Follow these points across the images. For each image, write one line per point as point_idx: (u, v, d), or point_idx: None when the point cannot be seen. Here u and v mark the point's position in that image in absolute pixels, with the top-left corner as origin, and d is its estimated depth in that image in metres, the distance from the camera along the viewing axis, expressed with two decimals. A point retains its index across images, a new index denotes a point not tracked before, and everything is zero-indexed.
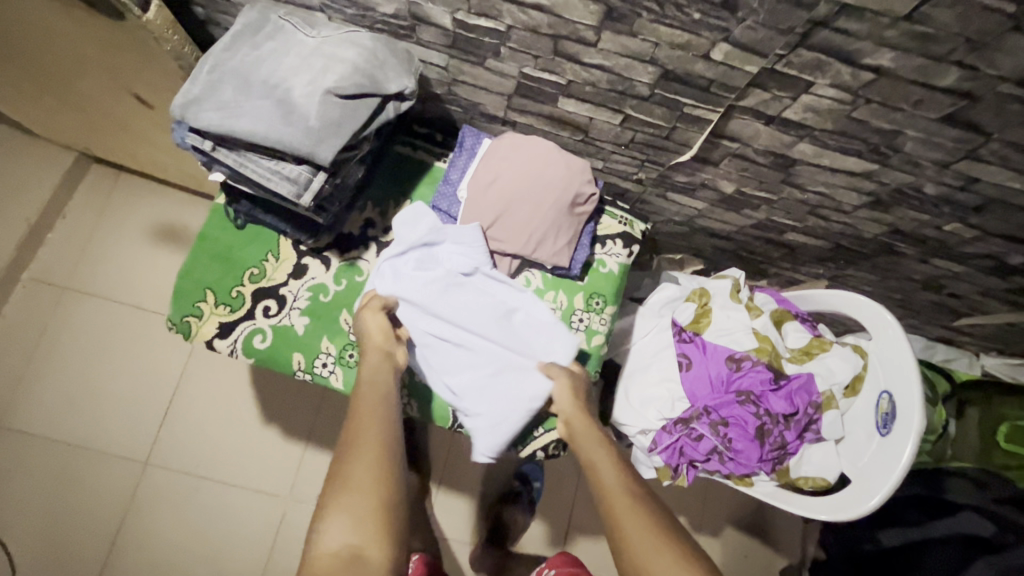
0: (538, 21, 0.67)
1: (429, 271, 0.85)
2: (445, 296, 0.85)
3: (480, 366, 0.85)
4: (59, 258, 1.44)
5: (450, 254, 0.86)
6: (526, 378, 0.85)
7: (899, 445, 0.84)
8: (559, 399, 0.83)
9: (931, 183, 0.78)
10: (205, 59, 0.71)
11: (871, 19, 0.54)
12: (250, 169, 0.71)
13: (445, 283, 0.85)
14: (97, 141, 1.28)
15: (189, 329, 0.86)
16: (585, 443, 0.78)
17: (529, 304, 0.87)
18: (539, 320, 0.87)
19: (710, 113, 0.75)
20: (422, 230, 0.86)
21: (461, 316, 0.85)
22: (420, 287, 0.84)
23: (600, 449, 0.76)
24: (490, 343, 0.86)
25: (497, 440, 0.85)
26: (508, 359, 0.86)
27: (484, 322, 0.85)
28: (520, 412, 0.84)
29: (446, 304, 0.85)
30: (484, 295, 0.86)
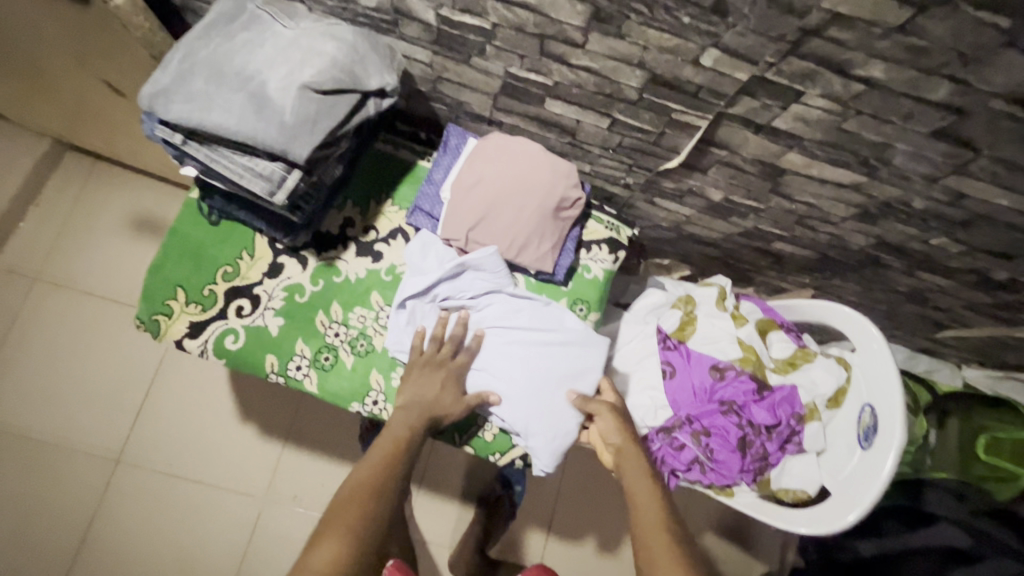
0: (524, 19, 0.65)
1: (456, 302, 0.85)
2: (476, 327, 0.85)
3: (524, 389, 0.83)
4: (31, 248, 1.39)
5: (472, 280, 0.85)
6: (566, 390, 0.83)
7: (879, 459, 0.84)
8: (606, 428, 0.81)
9: (920, 198, 0.77)
10: (176, 47, 0.68)
11: (862, 29, 0.53)
12: (222, 165, 0.68)
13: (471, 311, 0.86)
14: (72, 128, 1.23)
15: (157, 328, 0.83)
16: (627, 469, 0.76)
17: (557, 315, 0.87)
18: (568, 334, 0.85)
19: (698, 120, 0.73)
20: (433, 262, 0.85)
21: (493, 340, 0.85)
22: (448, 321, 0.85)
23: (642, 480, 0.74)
24: (527, 362, 0.84)
25: (554, 455, 0.82)
26: (547, 376, 0.83)
27: (517, 346, 0.85)
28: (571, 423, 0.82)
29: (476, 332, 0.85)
30: (512, 318, 0.86)
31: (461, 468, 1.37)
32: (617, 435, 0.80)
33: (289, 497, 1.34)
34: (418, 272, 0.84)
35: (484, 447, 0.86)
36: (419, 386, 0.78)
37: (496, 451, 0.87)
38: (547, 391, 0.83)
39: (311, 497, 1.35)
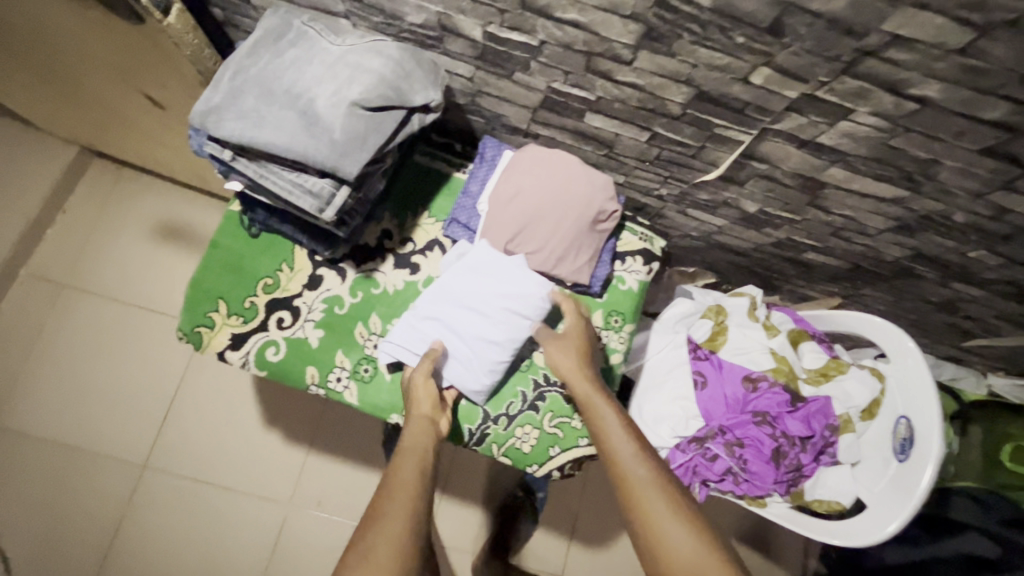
0: (573, 37, 0.65)
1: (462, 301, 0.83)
2: (474, 310, 0.83)
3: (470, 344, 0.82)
4: (59, 254, 1.41)
5: (484, 282, 0.83)
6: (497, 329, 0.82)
7: (916, 471, 0.84)
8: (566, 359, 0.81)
9: (962, 212, 0.77)
10: (226, 66, 0.69)
11: (922, 51, 0.53)
12: (271, 181, 0.68)
13: (475, 312, 0.83)
14: (102, 135, 1.24)
15: (200, 339, 0.84)
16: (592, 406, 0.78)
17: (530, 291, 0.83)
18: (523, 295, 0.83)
19: (742, 135, 0.73)
20: (458, 267, 0.85)
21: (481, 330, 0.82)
22: (448, 314, 0.83)
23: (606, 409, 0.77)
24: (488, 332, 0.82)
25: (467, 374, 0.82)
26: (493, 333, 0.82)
27: (503, 310, 0.82)
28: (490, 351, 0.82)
29: (468, 323, 0.82)
30: (503, 285, 0.83)
31: (483, 474, 1.37)
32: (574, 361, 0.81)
33: (312, 503, 1.35)
34: (445, 278, 0.85)
35: (521, 458, 0.87)
36: (416, 398, 0.79)
37: (534, 463, 0.87)
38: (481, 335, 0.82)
39: (335, 502, 1.35)
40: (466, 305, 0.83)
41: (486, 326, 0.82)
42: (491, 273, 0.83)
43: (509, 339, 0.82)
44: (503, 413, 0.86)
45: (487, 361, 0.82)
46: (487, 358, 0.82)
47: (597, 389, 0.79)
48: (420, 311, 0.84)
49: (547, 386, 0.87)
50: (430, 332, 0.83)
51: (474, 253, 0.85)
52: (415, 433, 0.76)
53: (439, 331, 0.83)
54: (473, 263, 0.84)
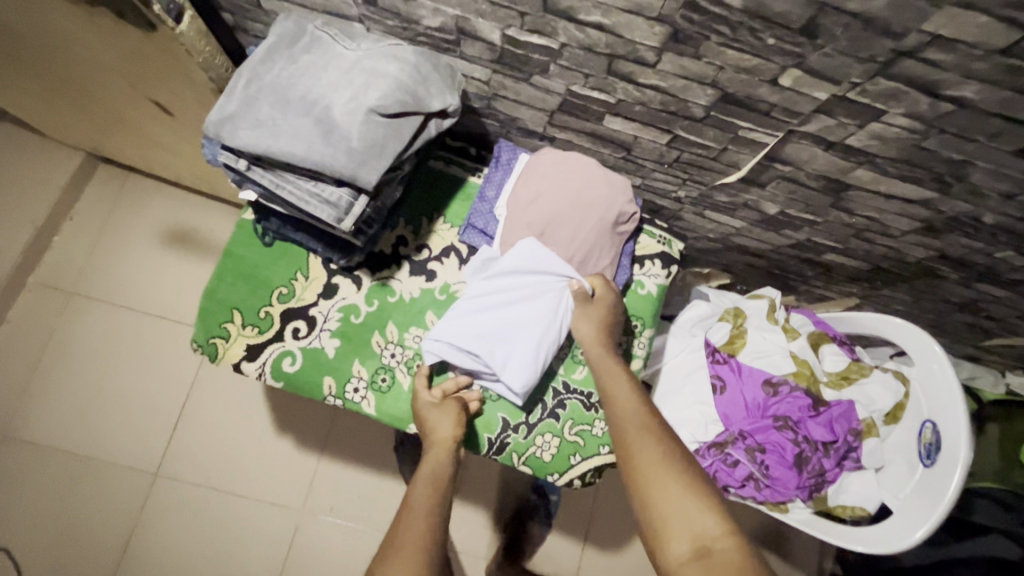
0: (595, 40, 0.63)
1: (505, 299, 0.82)
2: (513, 312, 0.82)
3: (519, 341, 0.81)
4: (67, 261, 1.40)
5: (526, 277, 0.82)
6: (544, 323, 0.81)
7: (940, 475, 0.83)
8: (582, 329, 0.81)
9: (991, 213, 0.75)
10: (240, 73, 0.68)
11: (962, 51, 0.51)
12: (287, 191, 0.67)
13: (518, 308, 0.81)
14: (109, 141, 1.23)
15: (214, 350, 0.83)
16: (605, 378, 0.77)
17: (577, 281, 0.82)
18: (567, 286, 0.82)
19: (766, 137, 0.72)
20: (495, 266, 0.83)
21: (528, 326, 0.81)
22: (490, 315, 0.81)
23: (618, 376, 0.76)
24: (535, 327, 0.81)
25: (521, 373, 0.79)
26: (541, 328, 0.81)
27: (547, 303, 0.81)
28: (539, 347, 0.80)
29: (513, 321, 0.81)
30: (546, 278, 0.82)
31: (496, 478, 1.36)
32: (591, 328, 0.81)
33: (325, 508, 1.34)
34: (480, 282, 0.83)
35: (542, 467, 0.86)
36: (432, 422, 0.79)
37: (555, 471, 0.86)
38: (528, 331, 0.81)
39: (347, 508, 1.34)
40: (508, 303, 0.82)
41: (532, 322, 0.81)
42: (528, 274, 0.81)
43: (556, 333, 0.81)
44: (523, 421, 0.85)
45: (530, 363, 0.80)
46: (530, 359, 0.80)
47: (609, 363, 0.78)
48: (459, 317, 0.81)
49: (567, 394, 0.86)
50: (476, 332, 0.81)
51: (506, 257, 0.82)
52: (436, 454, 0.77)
53: (482, 332, 0.81)
54: (511, 261, 0.82)
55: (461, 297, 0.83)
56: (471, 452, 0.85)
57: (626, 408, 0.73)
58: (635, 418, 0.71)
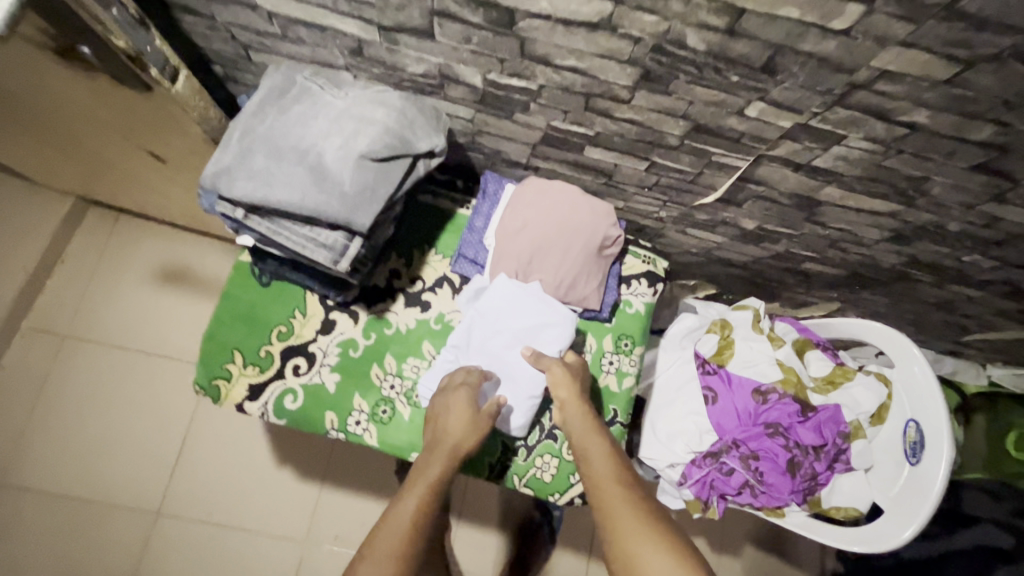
0: (571, 81, 0.67)
1: (489, 344, 0.84)
2: (500, 346, 0.83)
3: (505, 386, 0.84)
4: (61, 305, 1.41)
5: (507, 323, 0.83)
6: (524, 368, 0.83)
7: (928, 473, 0.86)
8: (555, 385, 0.81)
9: (955, 222, 0.79)
10: (233, 126, 0.71)
11: (911, 83, 0.55)
12: (285, 236, 0.69)
13: (500, 353, 0.84)
14: (100, 184, 1.25)
15: (218, 392, 0.84)
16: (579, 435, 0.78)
17: (559, 325, 0.84)
18: (548, 331, 0.84)
19: (738, 161, 0.75)
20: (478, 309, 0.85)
21: (511, 371, 0.83)
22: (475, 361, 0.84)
23: (593, 438, 0.77)
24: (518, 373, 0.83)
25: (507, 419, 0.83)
26: (524, 374, 0.83)
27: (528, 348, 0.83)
28: (523, 392, 0.83)
29: (496, 364, 0.84)
30: (525, 323, 0.83)
31: (499, 498, 1.37)
32: (565, 391, 0.80)
33: (329, 537, 1.34)
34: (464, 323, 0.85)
35: (543, 487, 0.88)
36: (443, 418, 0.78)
37: (555, 491, 0.88)
38: (512, 375, 0.83)
39: (352, 536, 1.35)
40: (490, 348, 0.84)
41: (515, 367, 0.83)
42: (510, 311, 0.83)
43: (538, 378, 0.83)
44: (522, 443, 0.88)
45: (518, 399, 0.83)
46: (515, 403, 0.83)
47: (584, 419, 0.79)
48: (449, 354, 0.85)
49: None
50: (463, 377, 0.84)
51: (489, 295, 0.85)
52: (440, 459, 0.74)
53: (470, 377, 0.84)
54: (491, 305, 0.84)
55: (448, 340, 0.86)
56: (474, 476, 0.86)
57: (602, 476, 0.73)
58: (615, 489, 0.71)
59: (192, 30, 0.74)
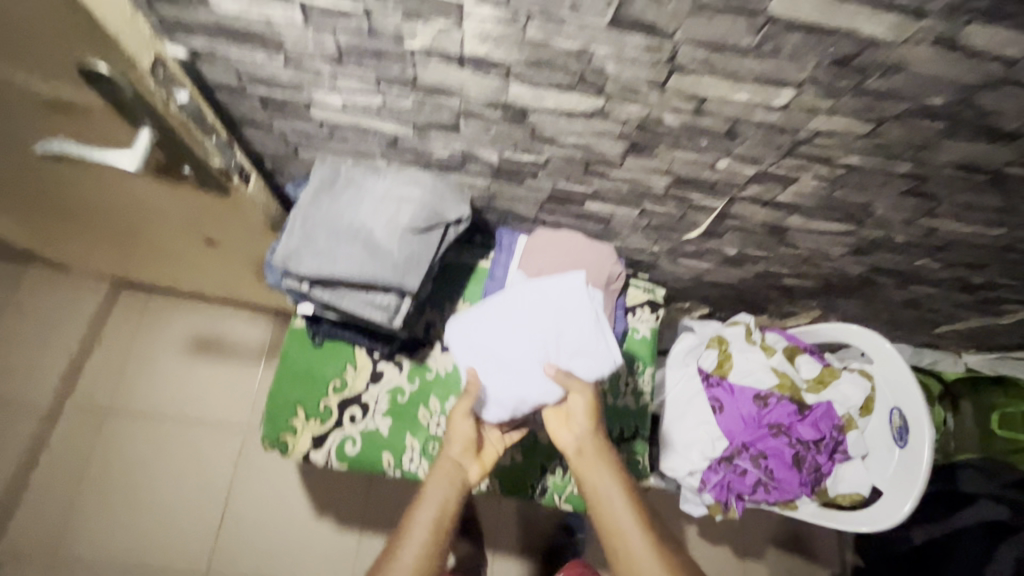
0: (572, 153, 0.82)
1: (515, 335, 0.84)
2: (534, 345, 0.83)
3: (504, 377, 0.84)
4: (102, 384, 1.50)
5: (541, 329, 0.83)
6: (535, 374, 0.83)
7: (915, 453, 0.98)
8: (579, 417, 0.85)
9: (901, 235, 0.94)
10: (293, 215, 0.84)
11: (840, 137, 0.70)
12: (346, 302, 0.83)
13: (520, 350, 0.84)
14: (141, 267, 1.36)
15: (285, 445, 0.95)
16: (594, 463, 0.84)
17: (592, 358, 0.82)
18: (577, 359, 0.83)
19: (716, 202, 0.90)
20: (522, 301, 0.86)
21: (520, 369, 0.84)
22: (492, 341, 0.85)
23: (610, 480, 0.82)
24: (524, 374, 0.84)
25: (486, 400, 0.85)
26: (531, 378, 0.83)
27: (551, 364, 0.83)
28: (522, 392, 0.83)
29: (506, 356, 0.84)
30: (561, 339, 0.83)
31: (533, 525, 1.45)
32: (587, 423, 0.85)
33: None
34: (504, 307, 0.87)
35: (581, 501, 0.99)
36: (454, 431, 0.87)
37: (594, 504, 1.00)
38: (519, 375, 0.84)
39: None
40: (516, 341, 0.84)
41: (526, 370, 0.83)
42: (561, 318, 0.83)
43: (545, 389, 0.83)
44: (558, 465, 1.00)
45: (522, 394, 0.83)
46: (510, 397, 0.84)
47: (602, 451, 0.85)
48: (492, 307, 0.88)
49: None
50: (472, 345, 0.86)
51: (537, 293, 0.86)
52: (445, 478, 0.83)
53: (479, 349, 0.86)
54: (536, 303, 0.85)
55: (475, 309, 0.88)
56: (520, 499, 0.99)
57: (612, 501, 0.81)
58: (635, 534, 0.77)
59: (251, 137, 0.88)
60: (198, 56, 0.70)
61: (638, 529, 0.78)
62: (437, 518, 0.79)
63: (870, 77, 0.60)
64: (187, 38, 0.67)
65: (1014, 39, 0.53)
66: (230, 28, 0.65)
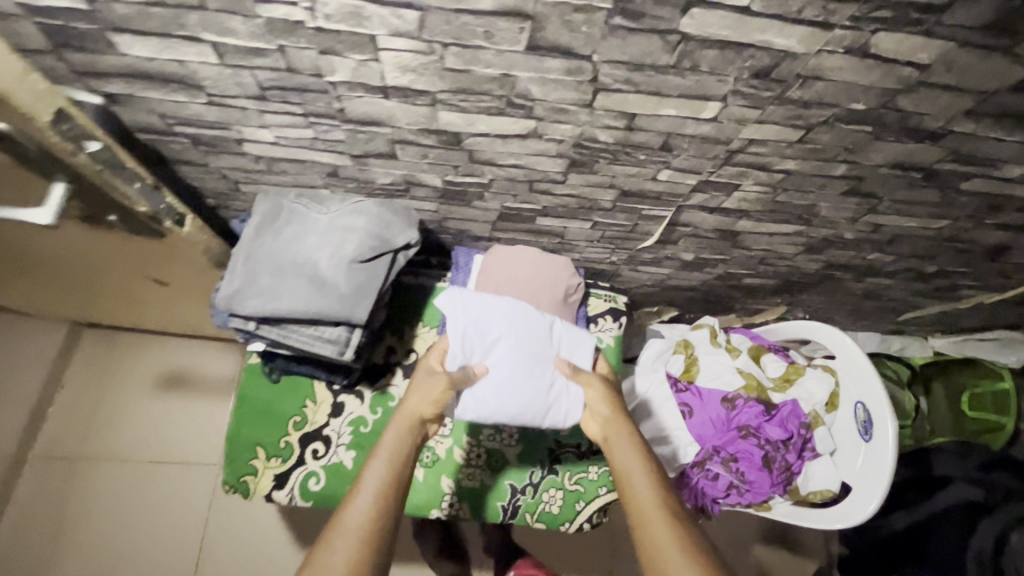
0: (514, 173, 0.81)
1: (525, 350, 0.86)
2: (546, 374, 0.85)
3: (500, 381, 0.84)
4: (67, 430, 1.45)
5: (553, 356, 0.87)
6: (533, 390, 0.84)
7: (880, 446, 0.99)
8: (597, 403, 0.83)
9: (849, 232, 0.95)
10: (236, 254, 0.82)
11: (774, 145, 0.71)
12: (295, 339, 0.81)
13: (527, 365, 0.85)
14: (96, 309, 1.33)
15: (246, 487, 0.92)
16: (618, 439, 0.77)
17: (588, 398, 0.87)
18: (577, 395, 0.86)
19: (664, 212, 0.90)
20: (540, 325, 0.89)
21: (519, 380, 0.84)
22: (498, 346, 0.86)
23: (640, 461, 0.73)
24: (522, 386, 0.84)
25: (474, 396, 0.83)
26: (527, 392, 0.84)
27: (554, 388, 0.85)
28: (514, 401, 0.83)
29: (509, 364, 0.85)
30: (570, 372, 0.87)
31: None
32: (609, 408, 0.82)
33: None
34: (522, 320, 0.88)
35: (553, 519, 0.98)
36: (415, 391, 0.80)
37: (566, 521, 0.99)
38: (517, 384, 0.84)
39: None
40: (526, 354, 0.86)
41: (526, 384, 0.84)
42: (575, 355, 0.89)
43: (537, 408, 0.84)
44: (529, 483, 0.99)
45: (514, 401, 0.83)
46: (502, 403, 0.83)
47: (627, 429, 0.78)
48: (510, 311, 0.88)
49: (561, 450, 1.01)
50: (479, 339, 0.86)
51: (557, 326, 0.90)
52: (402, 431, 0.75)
53: (484, 348, 0.86)
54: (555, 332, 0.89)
55: (489, 307, 0.88)
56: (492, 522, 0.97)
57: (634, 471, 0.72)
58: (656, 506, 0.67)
59: (188, 175, 0.86)
60: (116, 100, 0.68)
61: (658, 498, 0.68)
62: (391, 470, 0.71)
63: (791, 87, 0.60)
64: (102, 84, 0.65)
65: (922, 44, 0.53)
66: (144, 72, 0.63)
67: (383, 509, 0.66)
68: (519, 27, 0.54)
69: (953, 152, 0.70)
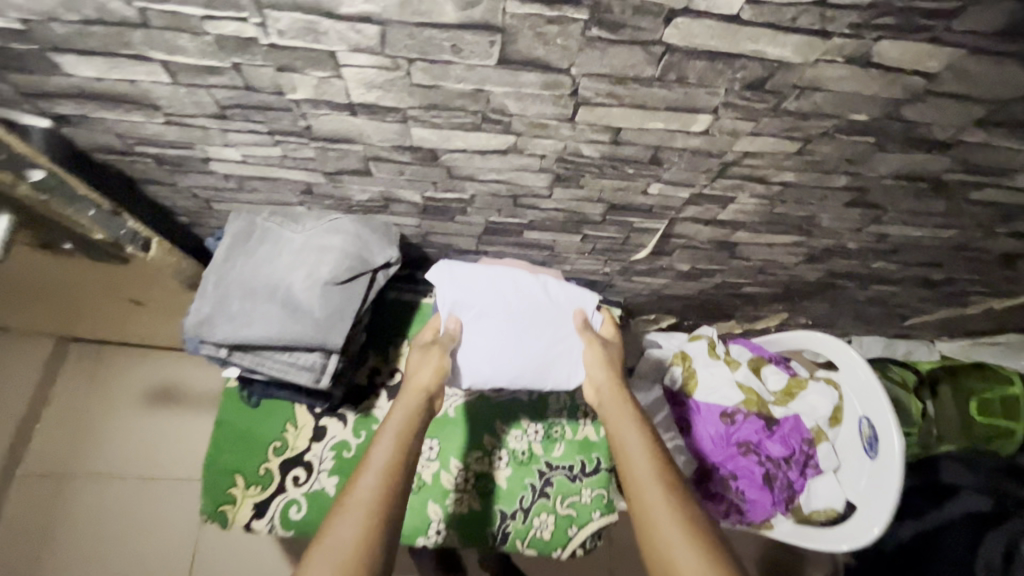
0: (496, 188, 0.77)
1: (519, 313, 0.84)
2: (541, 336, 0.83)
3: (492, 345, 0.82)
4: (54, 447, 1.42)
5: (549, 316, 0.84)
6: (527, 352, 0.82)
7: (886, 465, 0.95)
8: (595, 371, 0.79)
9: (852, 242, 0.90)
10: (207, 277, 0.78)
11: (770, 157, 0.66)
12: (269, 366, 0.77)
13: (521, 328, 0.83)
14: (79, 326, 1.30)
15: (224, 517, 0.89)
16: (618, 412, 0.74)
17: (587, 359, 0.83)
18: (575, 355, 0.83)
19: (656, 224, 0.86)
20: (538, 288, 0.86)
21: (511, 343, 0.82)
22: (492, 311, 0.83)
23: (643, 436, 0.70)
24: (515, 347, 0.82)
25: (465, 360, 0.81)
26: (521, 355, 0.82)
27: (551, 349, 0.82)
28: (507, 363, 0.81)
29: (501, 328, 0.82)
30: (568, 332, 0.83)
31: None
32: (605, 374, 0.78)
33: None
34: (517, 286, 0.85)
35: (545, 545, 0.94)
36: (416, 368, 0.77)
37: (559, 546, 0.94)
38: (509, 346, 0.82)
39: None
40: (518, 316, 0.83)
41: (520, 346, 0.82)
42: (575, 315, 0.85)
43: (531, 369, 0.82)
44: (519, 507, 0.95)
45: (507, 363, 0.81)
46: (493, 366, 0.81)
47: (627, 401, 0.74)
48: (505, 277, 0.85)
49: (552, 471, 0.97)
50: (471, 304, 0.83)
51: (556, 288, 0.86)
52: (405, 411, 0.71)
53: (477, 312, 0.83)
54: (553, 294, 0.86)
55: (481, 272, 0.85)
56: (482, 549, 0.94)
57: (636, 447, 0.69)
58: (658, 484, 0.65)
59: (157, 195, 0.82)
60: (69, 121, 0.64)
61: (660, 479, 0.65)
62: (394, 453, 0.67)
63: (786, 98, 0.56)
64: (52, 105, 0.61)
65: (928, 52, 0.49)
66: (94, 92, 0.59)
67: (392, 491, 0.63)
68: (489, 40, 0.49)
69: (963, 161, 0.65)
